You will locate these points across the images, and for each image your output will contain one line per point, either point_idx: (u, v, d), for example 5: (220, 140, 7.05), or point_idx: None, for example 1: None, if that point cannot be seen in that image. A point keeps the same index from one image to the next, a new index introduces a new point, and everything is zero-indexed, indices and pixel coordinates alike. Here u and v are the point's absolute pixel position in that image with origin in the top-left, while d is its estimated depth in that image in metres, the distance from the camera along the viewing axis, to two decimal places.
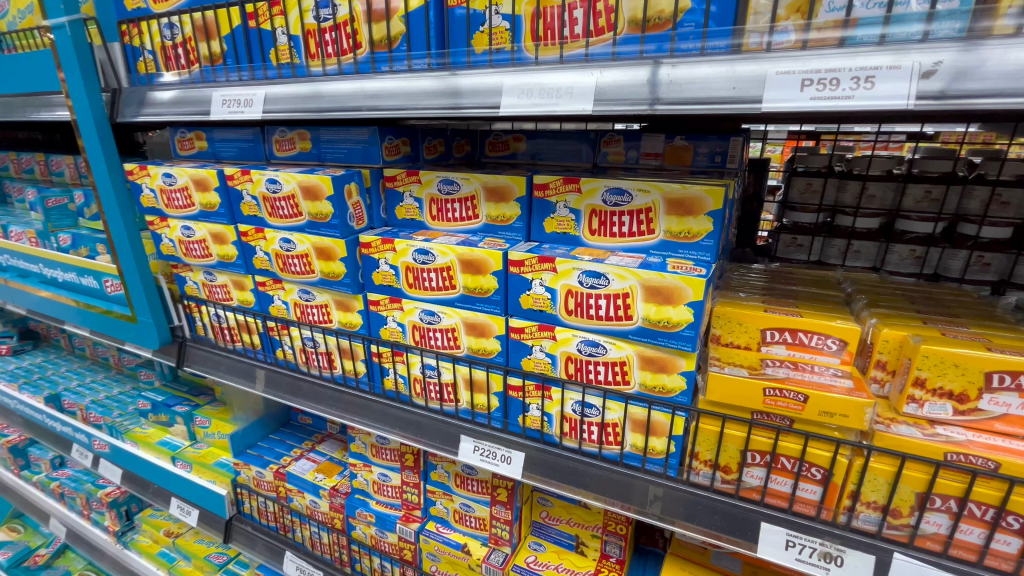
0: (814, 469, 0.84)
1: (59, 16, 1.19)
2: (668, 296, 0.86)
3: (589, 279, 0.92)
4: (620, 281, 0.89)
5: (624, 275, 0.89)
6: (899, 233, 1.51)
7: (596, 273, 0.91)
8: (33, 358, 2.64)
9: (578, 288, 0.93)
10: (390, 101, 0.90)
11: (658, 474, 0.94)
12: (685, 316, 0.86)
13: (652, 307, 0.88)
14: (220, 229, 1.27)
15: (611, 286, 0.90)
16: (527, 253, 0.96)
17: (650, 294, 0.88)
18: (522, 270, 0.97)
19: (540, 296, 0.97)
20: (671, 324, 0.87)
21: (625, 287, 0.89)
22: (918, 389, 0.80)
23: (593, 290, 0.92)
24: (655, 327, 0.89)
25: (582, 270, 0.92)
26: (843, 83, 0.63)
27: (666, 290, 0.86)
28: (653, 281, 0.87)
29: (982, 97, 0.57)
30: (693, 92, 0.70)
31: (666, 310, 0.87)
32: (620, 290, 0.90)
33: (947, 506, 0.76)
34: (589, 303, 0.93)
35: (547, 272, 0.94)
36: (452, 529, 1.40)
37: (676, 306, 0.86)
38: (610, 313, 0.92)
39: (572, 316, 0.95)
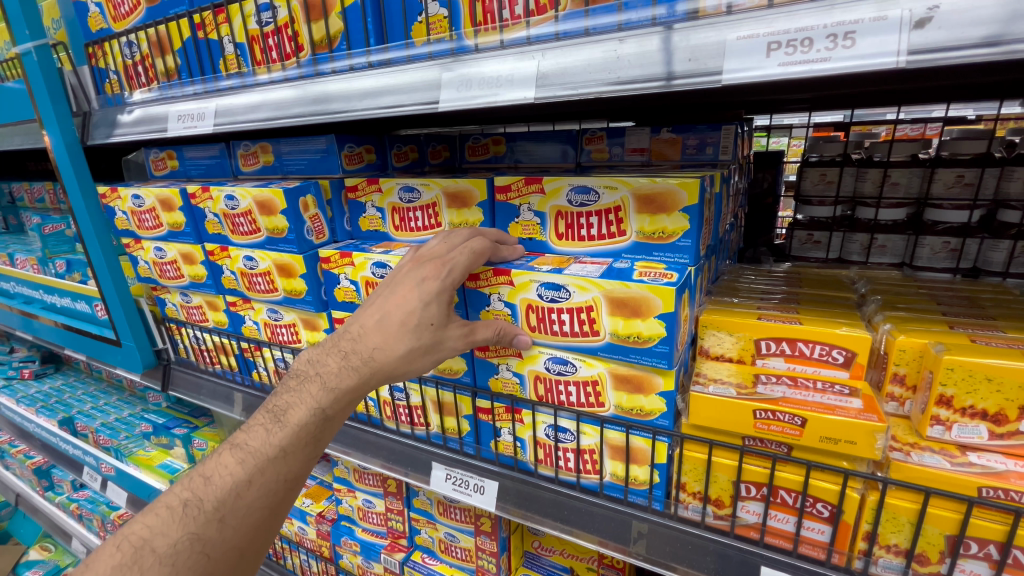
0: (820, 505, 0.71)
1: (25, 42, 1.18)
2: (636, 309, 0.76)
3: (549, 292, 0.82)
4: (582, 294, 0.80)
5: (585, 287, 0.79)
6: (929, 224, 1.33)
7: (556, 285, 0.81)
8: (53, 381, 2.68)
9: (539, 302, 0.84)
10: (329, 104, 0.82)
11: (642, 508, 0.83)
12: (656, 330, 0.76)
13: (620, 321, 0.78)
14: (189, 248, 1.24)
15: (573, 299, 0.80)
16: (481, 265, 0.87)
17: (616, 307, 0.78)
18: (478, 284, 0.88)
19: (500, 313, 0.88)
20: (642, 339, 0.77)
21: (588, 299, 0.79)
22: (943, 409, 0.67)
23: (555, 304, 0.82)
24: (625, 342, 0.78)
25: (540, 283, 0.82)
26: (817, 43, 0.52)
27: (634, 302, 0.76)
28: (617, 293, 0.77)
29: (990, 47, 0.45)
30: (642, 68, 0.60)
31: (635, 324, 0.77)
32: (582, 303, 0.80)
33: (986, 553, 0.62)
34: (552, 319, 0.83)
35: (505, 285, 0.85)
36: (438, 560, 1.30)
37: (646, 319, 0.76)
38: (575, 329, 0.82)
39: (536, 334, 0.86)
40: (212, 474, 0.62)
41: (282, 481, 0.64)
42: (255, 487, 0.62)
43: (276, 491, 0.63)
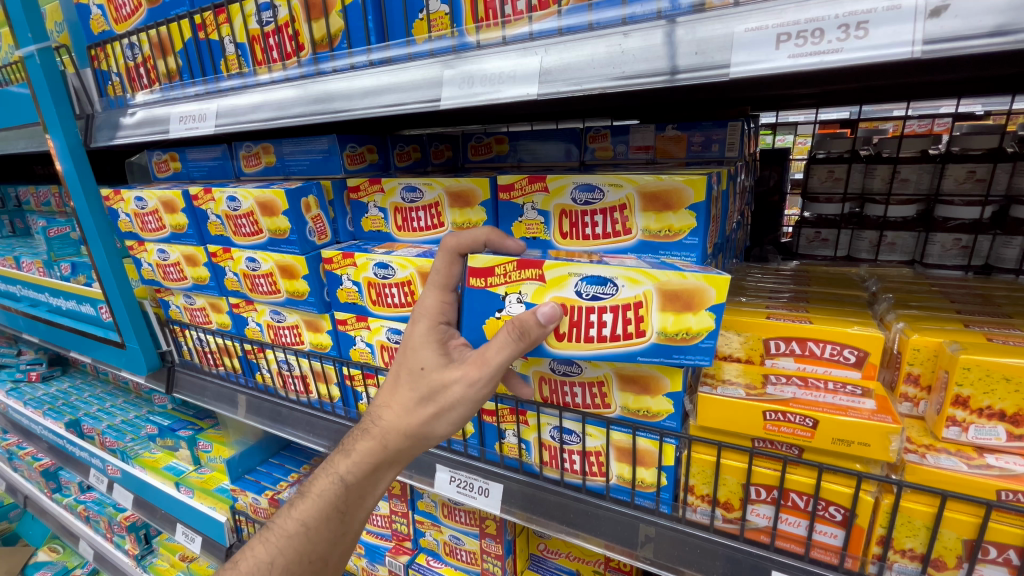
0: (832, 509, 0.69)
1: (28, 45, 1.18)
2: (689, 301, 0.71)
3: (589, 287, 0.74)
4: (631, 287, 0.72)
5: (636, 279, 0.72)
6: (940, 221, 1.30)
7: (600, 278, 0.73)
8: (60, 383, 2.68)
9: (576, 300, 0.75)
10: (330, 103, 0.81)
11: (649, 511, 0.82)
12: (707, 324, 0.70)
13: (669, 316, 0.72)
14: (191, 250, 1.24)
15: (620, 294, 0.73)
16: (500, 259, 0.78)
17: (668, 301, 0.71)
18: (493, 281, 0.79)
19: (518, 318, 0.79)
20: (690, 335, 0.71)
21: (637, 294, 0.73)
22: (959, 409, 0.65)
23: (595, 301, 0.75)
24: (671, 341, 0.72)
25: (579, 277, 0.74)
26: (828, 33, 0.51)
27: (688, 294, 0.70)
28: (672, 284, 0.71)
29: (1010, 34, 0.43)
30: (648, 62, 0.59)
31: (686, 318, 0.71)
32: (629, 299, 0.73)
33: (1005, 558, 0.61)
34: (589, 319, 0.75)
35: (531, 282, 0.77)
36: (443, 563, 1.29)
37: (697, 313, 0.71)
38: (615, 331, 0.75)
39: (564, 340, 0.77)
40: (248, 552, 0.70)
41: (305, 555, 0.69)
42: (275, 568, 0.67)
43: (298, 570, 0.68)
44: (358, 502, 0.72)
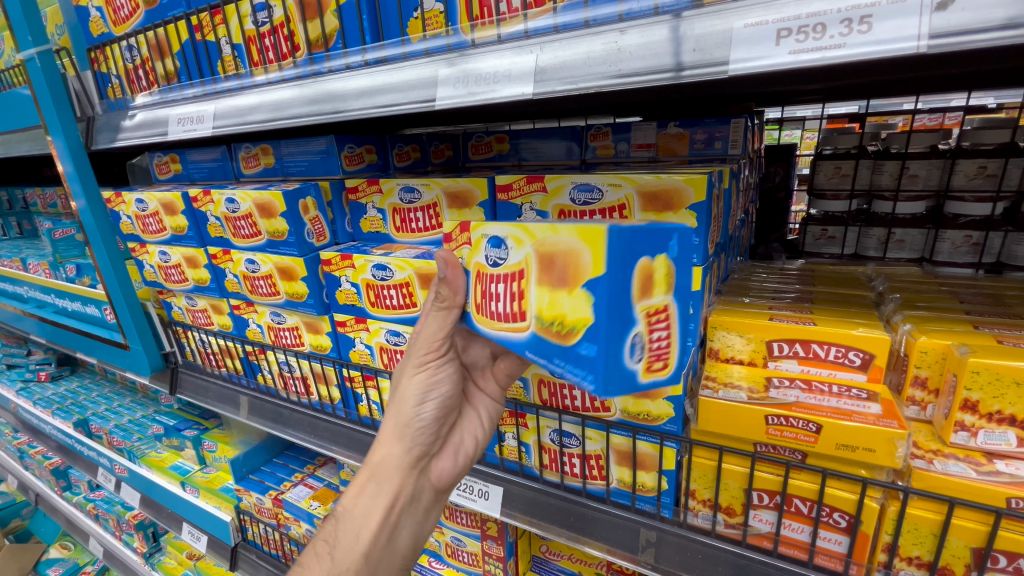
0: (837, 515, 0.68)
1: (29, 48, 1.17)
2: (564, 274, 0.55)
3: (491, 251, 0.62)
4: (518, 252, 0.58)
5: (522, 241, 0.58)
6: (950, 218, 1.27)
7: (497, 239, 0.61)
8: (69, 383, 2.71)
9: (484, 268, 0.63)
10: (326, 104, 0.81)
11: (650, 515, 0.81)
12: (582, 313, 0.54)
13: (546, 294, 0.56)
14: (192, 252, 1.24)
15: (510, 260, 0.60)
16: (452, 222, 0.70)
17: (543, 272, 0.56)
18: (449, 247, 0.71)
19: None
20: (565, 328, 0.55)
21: (522, 261, 0.58)
22: (968, 414, 0.63)
23: (496, 267, 0.62)
24: (546, 334, 0.56)
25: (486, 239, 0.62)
26: (830, 28, 0.49)
27: (561, 260, 0.54)
28: (546, 244, 0.55)
29: (1019, 28, 0.42)
30: (646, 60, 0.57)
31: (560, 302, 0.55)
32: (516, 266, 0.59)
33: (1016, 567, 0.59)
34: (490, 292, 0.63)
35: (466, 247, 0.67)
36: (445, 564, 1.29)
37: (571, 294, 0.54)
38: (506, 311, 0.61)
39: (481, 315, 0.65)
40: None
41: None
42: None
43: None
44: (348, 538, 0.75)
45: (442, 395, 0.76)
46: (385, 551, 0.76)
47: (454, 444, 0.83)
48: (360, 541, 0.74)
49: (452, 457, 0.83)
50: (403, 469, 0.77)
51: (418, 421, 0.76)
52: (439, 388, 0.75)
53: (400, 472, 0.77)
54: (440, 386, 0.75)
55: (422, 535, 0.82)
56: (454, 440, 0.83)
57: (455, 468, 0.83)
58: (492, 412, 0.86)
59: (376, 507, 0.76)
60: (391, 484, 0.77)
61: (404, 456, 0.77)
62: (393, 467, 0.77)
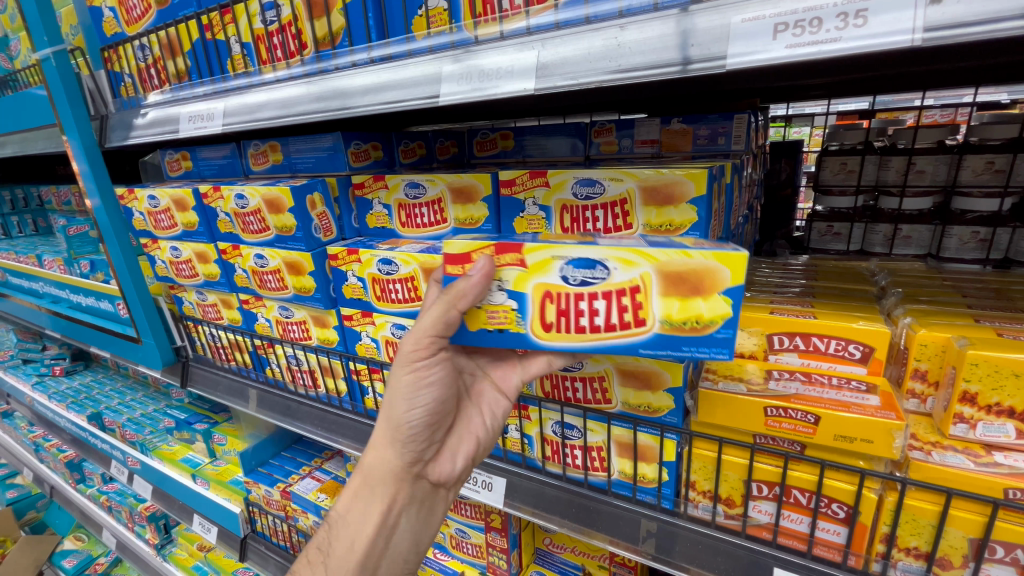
0: (835, 506, 0.68)
1: (44, 48, 1.20)
2: (696, 285, 0.60)
3: (577, 272, 0.64)
4: (625, 272, 0.62)
5: (631, 261, 0.61)
6: (958, 214, 1.26)
7: (588, 261, 0.63)
8: (82, 377, 2.76)
9: (565, 286, 0.65)
10: (333, 101, 0.82)
11: (650, 506, 0.82)
12: (720, 311, 0.60)
13: (674, 303, 0.61)
14: (202, 247, 1.26)
15: (612, 279, 0.62)
16: (477, 243, 0.67)
17: (670, 284, 0.61)
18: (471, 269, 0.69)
19: (499, 308, 0.69)
20: (700, 323, 0.61)
21: (632, 278, 0.62)
22: (967, 406, 0.64)
23: (586, 287, 0.64)
24: (678, 332, 0.62)
25: (566, 259, 0.64)
26: (827, 22, 0.50)
27: (693, 275, 0.60)
28: (674, 265, 0.60)
29: (1011, 21, 0.42)
30: (646, 55, 0.58)
31: (694, 305, 0.61)
32: (624, 284, 0.62)
33: (1013, 558, 0.59)
34: (577, 309, 0.65)
35: (513, 268, 0.66)
36: (449, 555, 1.31)
37: (708, 298, 0.60)
38: (611, 322, 0.64)
39: (551, 333, 0.67)
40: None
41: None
42: None
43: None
44: (343, 545, 0.78)
45: (432, 398, 0.75)
46: (381, 555, 0.78)
47: (454, 446, 0.82)
48: (354, 549, 0.77)
49: (455, 460, 0.82)
50: (398, 475, 0.78)
51: (407, 427, 0.75)
52: (429, 390, 0.74)
53: (394, 479, 0.78)
54: (430, 388, 0.74)
55: (422, 538, 0.82)
56: (453, 442, 0.81)
57: (457, 470, 0.82)
58: (500, 409, 0.83)
59: (371, 513, 0.78)
60: (388, 491, 0.78)
61: (396, 463, 0.78)
62: (386, 474, 0.78)
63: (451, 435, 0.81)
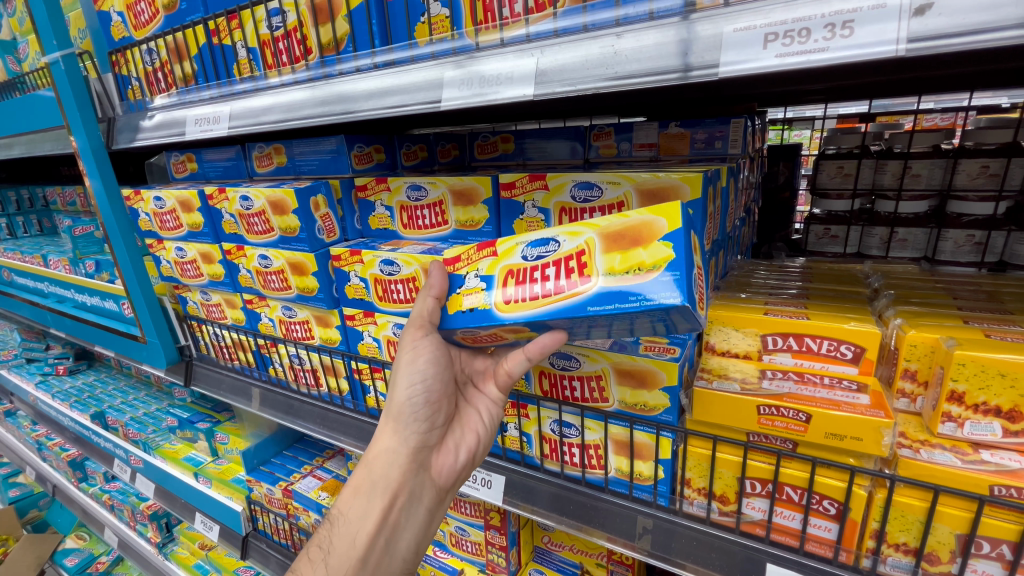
0: (827, 502, 0.70)
1: (54, 52, 1.23)
2: (635, 237, 0.62)
3: (534, 250, 0.69)
4: (572, 239, 0.66)
5: (575, 232, 0.67)
6: (953, 217, 1.27)
7: (543, 240, 0.69)
8: (86, 376, 2.78)
9: (523, 262, 0.69)
10: (337, 104, 0.84)
11: (647, 504, 0.83)
12: (662, 255, 0.59)
13: (615, 257, 0.62)
14: (207, 248, 1.29)
15: (562, 248, 0.66)
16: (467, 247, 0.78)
17: (610, 242, 0.63)
18: (459, 266, 0.77)
19: (471, 289, 0.72)
20: (643, 269, 0.59)
21: (578, 244, 0.65)
22: (954, 405, 0.65)
23: (541, 260, 0.67)
24: (622, 281, 0.60)
25: (525, 242, 0.70)
26: (815, 33, 0.52)
27: (631, 230, 0.62)
28: (613, 226, 0.64)
29: (989, 33, 0.44)
30: (640, 63, 0.60)
31: (634, 253, 0.61)
32: (571, 251, 0.66)
33: (998, 553, 0.61)
34: (534, 278, 0.67)
35: (487, 257, 0.73)
36: (449, 553, 1.33)
37: (648, 246, 0.60)
38: (560, 284, 0.64)
39: (509, 303, 0.67)
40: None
41: None
42: None
43: None
44: (343, 544, 0.79)
45: (430, 384, 0.80)
46: (382, 553, 0.79)
47: (456, 441, 0.86)
48: (356, 546, 0.78)
49: (453, 453, 0.86)
50: (400, 464, 0.82)
51: (410, 412, 0.81)
52: (425, 375, 0.79)
53: (398, 468, 0.82)
54: (427, 374, 0.79)
55: (418, 536, 0.84)
56: (456, 434, 0.86)
57: (459, 462, 0.86)
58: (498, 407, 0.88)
59: (373, 507, 0.80)
60: (391, 482, 0.81)
61: (398, 452, 0.82)
62: (390, 464, 0.82)
63: (450, 427, 0.86)
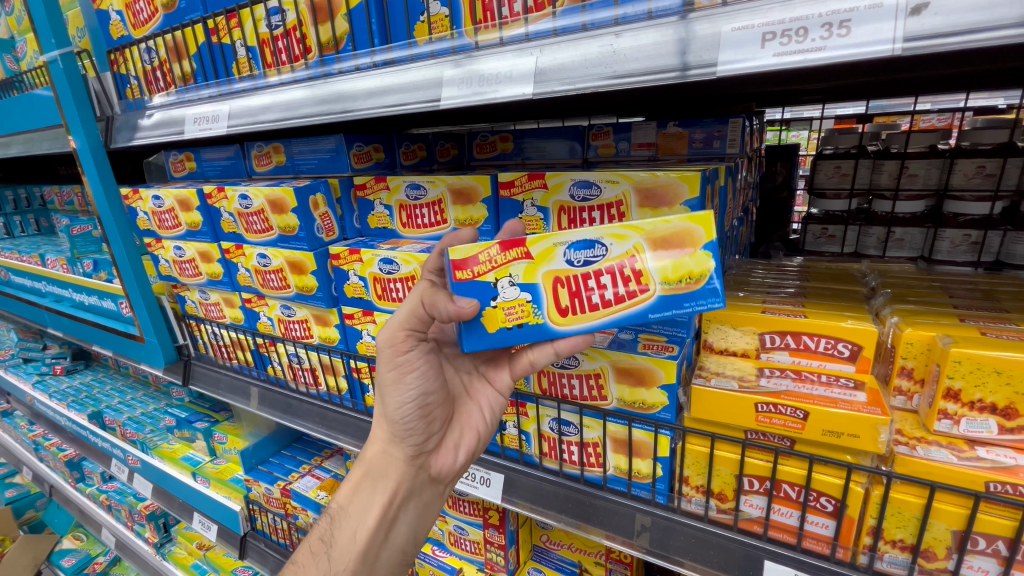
0: (824, 499, 0.70)
1: (52, 51, 1.22)
2: (682, 244, 0.64)
3: (579, 253, 0.66)
4: (620, 244, 0.65)
5: (621, 235, 0.65)
6: (950, 217, 1.28)
7: (587, 241, 0.66)
8: (83, 376, 2.77)
9: (571, 270, 0.67)
10: (337, 103, 0.84)
11: (645, 501, 0.84)
12: (708, 264, 0.64)
13: (667, 264, 0.65)
14: (206, 247, 1.29)
15: (611, 253, 0.66)
16: (481, 244, 0.68)
17: (660, 249, 0.65)
18: (479, 271, 0.68)
19: (514, 303, 0.68)
20: (695, 280, 0.64)
21: (627, 250, 0.65)
22: (951, 402, 0.65)
23: (590, 266, 0.66)
24: (678, 290, 0.65)
25: (567, 244, 0.66)
26: (812, 32, 0.52)
27: (677, 237, 0.64)
28: (659, 231, 0.65)
29: (983, 32, 0.44)
30: (639, 62, 0.61)
31: (684, 263, 0.64)
32: (622, 257, 0.66)
33: (994, 549, 0.61)
34: (588, 289, 0.67)
35: (520, 261, 0.67)
36: (447, 552, 1.33)
37: (694, 253, 0.64)
38: (619, 294, 0.66)
39: (567, 318, 0.68)
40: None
41: None
42: None
43: None
44: (344, 538, 0.81)
45: (425, 389, 0.79)
46: (382, 546, 0.82)
47: (454, 441, 0.86)
48: (356, 541, 0.80)
49: (452, 452, 0.86)
50: (398, 465, 0.82)
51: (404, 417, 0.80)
52: (419, 380, 0.78)
53: (396, 469, 0.82)
54: (421, 378, 0.79)
55: (418, 528, 0.86)
56: (455, 435, 0.86)
57: (457, 462, 0.86)
58: (497, 407, 0.87)
59: (372, 505, 0.82)
60: (388, 480, 0.82)
61: (395, 452, 0.82)
62: (387, 465, 0.83)
63: (449, 427, 0.85)
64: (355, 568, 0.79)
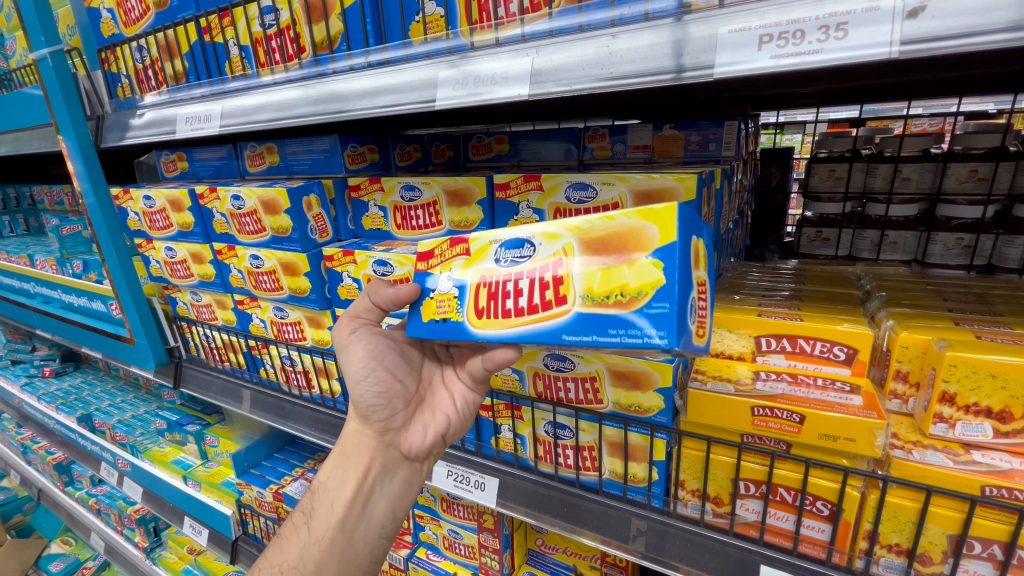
0: (820, 504, 0.70)
1: (42, 48, 1.21)
2: (620, 248, 0.59)
3: (508, 253, 0.66)
4: (549, 245, 0.63)
5: (553, 235, 0.64)
6: (942, 220, 1.28)
7: (518, 241, 0.66)
8: (73, 379, 2.73)
9: (498, 268, 0.66)
10: (330, 103, 0.83)
11: (641, 506, 0.83)
12: (648, 278, 0.56)
13: (596, 275, 0.60)
14: (198, 247, 1.27)
15: (538, 254, 0.64)
16: (438, 239, 0.74)
17: (594, 252, 0.61)
18: (432, 263, 0.74)
19: (445, 296, 0.70)
20: (626, 296, 0.57)
21: (556, 251, 0.63)
22: (946, 406, 0.65)
23: (515, 266, 0.65)
24: (600, 306, 0.58)
25: (499, 242, 0.67)
26: (809, 34, 0.52)
27: (618, 239, 0.60)
28: (597, 231, 0.61)
29: (978, 36, 0.44)
30: (635, 64, 0.60)
31: (617, 275, 0.58)
32: (548, 258, 0.63)
33: (990, 553, 0.61)
34: (506, 291, 0.65)
35: (461, 257, 0.70)
36: (441, 556, 1.31)
37: (632, 266, 0.58)
38: (534, 303, 0.62)
39: (482, 320, 0.65)
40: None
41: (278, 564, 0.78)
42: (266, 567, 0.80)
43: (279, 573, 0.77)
44: (323, 509, 0.81)
45: (384, 364, 0.81)
46: (359, 520, 0.81)
47: (424, 422, 0.84)
48: (334, 511, 0.80)
49: (421, 432, 0.83)
50: (369, 441, 0.82)
51: (364, 393, 0.80)
52: (378, 356, 0.81)
53: (367, 446, 0.82)
54: (380, 354, 0.81)
55: (400, 508, 0.84)
56: (424, 414, 0.84)
57: (427, 442, 0.84)
58: (471, 390, 0.85)
59: (348, 478, 0.82)
60: (361, 457, 0.82)
61: (365, 428, 0.83)
62: (360, 442, 0.83)
63: (418, 408, 0.84)
64: (333, 537, 0.79)
